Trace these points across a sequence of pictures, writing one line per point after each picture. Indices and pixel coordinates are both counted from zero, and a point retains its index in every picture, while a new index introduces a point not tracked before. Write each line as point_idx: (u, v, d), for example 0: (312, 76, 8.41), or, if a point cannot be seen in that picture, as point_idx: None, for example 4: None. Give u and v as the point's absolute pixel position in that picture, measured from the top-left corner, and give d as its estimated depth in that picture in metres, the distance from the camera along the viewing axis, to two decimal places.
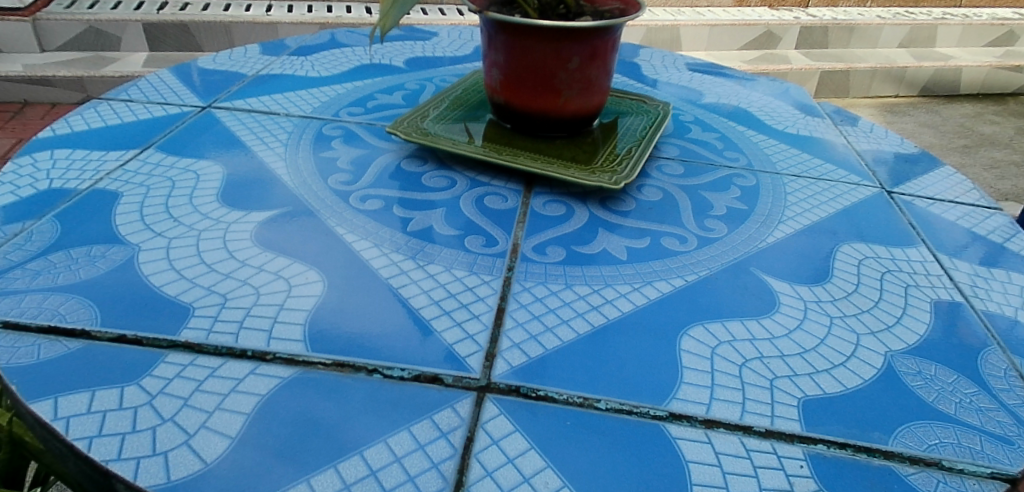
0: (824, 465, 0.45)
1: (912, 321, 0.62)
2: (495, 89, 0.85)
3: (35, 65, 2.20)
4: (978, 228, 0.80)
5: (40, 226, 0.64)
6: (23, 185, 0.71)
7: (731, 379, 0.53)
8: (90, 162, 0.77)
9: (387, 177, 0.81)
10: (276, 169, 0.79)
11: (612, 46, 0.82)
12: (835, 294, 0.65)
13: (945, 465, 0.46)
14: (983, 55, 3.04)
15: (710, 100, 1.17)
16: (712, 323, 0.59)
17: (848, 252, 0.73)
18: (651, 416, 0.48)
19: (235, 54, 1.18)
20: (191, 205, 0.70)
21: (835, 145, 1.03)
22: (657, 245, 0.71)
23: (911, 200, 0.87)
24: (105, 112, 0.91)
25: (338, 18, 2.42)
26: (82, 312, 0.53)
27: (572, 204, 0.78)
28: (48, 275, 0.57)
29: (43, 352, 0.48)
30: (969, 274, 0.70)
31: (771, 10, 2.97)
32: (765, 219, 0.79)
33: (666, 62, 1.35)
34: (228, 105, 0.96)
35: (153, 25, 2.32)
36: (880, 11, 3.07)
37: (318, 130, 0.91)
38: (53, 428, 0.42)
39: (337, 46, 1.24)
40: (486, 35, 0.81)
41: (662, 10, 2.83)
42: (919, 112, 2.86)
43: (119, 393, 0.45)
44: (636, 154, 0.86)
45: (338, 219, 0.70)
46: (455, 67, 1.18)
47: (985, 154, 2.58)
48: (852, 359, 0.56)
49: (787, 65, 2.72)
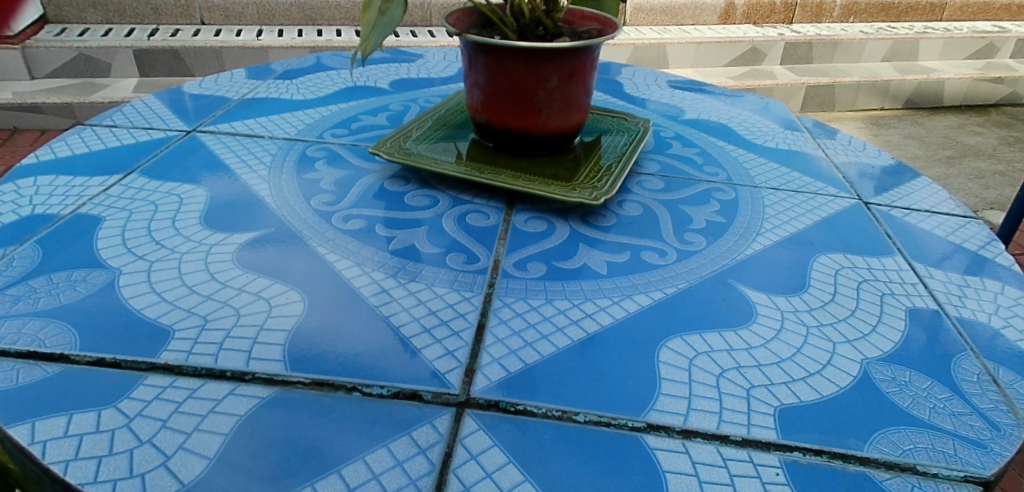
0: (800, 472, 0.46)
1: (887, 329, 0.63)
2: (477, 108, 0.87)
3: (25, 92, 2.22)
4: (954, 237, 0.82)
5: (22, 252, 0.64)
6: (6, 211, 0.71)
7: (708, 389, 0.53)
8: (74, 187, 0.78)
9: (370, 196, 0.82)
10: (260, 192, 0.80)
11: (591, 66, 0.83)
12: (812, 303, 0.66)
13: (919, 470, 0.46)
14: (963, 68, 3.10)
15: (691, 116, 1.19)
16: (690, 335, 0.60)
17: (824, 262, 0.74)
18: (629, 427, 0.49)
19: (221, 78, 1.19)
20: (174, 229, 0.71)
21: (813, 158, 1.05)
22: (636, 259, 0.72)
23: (888, 210, 0.88)
24: (90, 138, 0.91)
25: (327, 42, 2.45)
26: (63, 337, 0.53)
27: (553, 220, 0.79)
28: (28, 300, 0.57)
29: (22, 377, 0.48)
30: (944, 283, 0.72)
31: (755, 27, 3.02)
32: (744, 231, 0.80)
33: (648, 80, 1.38)
34: (213, 129, 0.97)
35: (144, 52, 2.33)
36: (862, 26, 3.12)
37: (302, 152, 0.92)
38: (29, 452, 0.42)
39: (323, 69, 1.26)
40: (466, 56, 0.83)
41: (647, 29, 2.88)
42: (903, 125, 2.90)
43: (97, 416, 0.45)
44: (617, 170, 0.87)
45: (321, 239, 0.71)
46: (439, 88, 1.20)
47: (969, 165, 2.62)
48: (828, 368, 0.57)
49: (771, 81, 2.77)
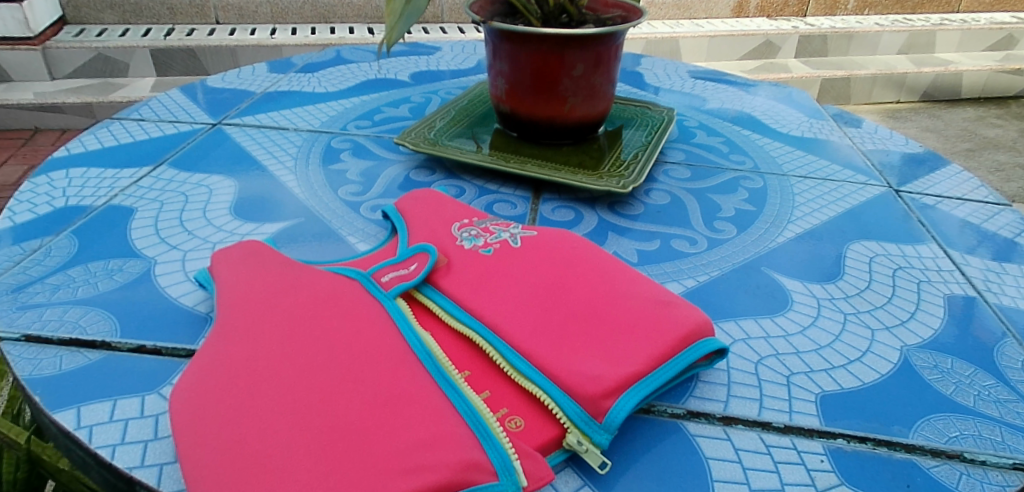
0: (845, 460, 0.45)
1: (926, 316, 0.62)
2: (501, 98, 0.86)
3: (44, 92, 2.25)
4: (988, 224, 0.80)
5: (58, 242, 0.65)
6: (40, 203, 0.72)
7: (748, 376, 0.53)
8: (105, 179, 0.78)
9: (397, 187, 0.82)
10: (288, 183, 0.80)
11: (616, 53, 0.82)
12: (848, 291, 0.65)
13: (968, 457, 0.45)
14: (984, 59, 3.04)
15: (713, 106, 1.18)
16: (726, 322, 0.59)
17: (858, 250, 0.73)
18: (669, 414, 0.48)
19: (243, 72, 1.19)
20: (205, 219, 0.71)
21: (839, 147, 1.03)
22: (667, 247, 0.71)
23: (919, 198, 0.87)
24: (117, 132, 0.92)
25: (341, 40, 2.45)
26: (103, 323, 0.53)
27: (580, 209, 0.79)
28: (67, 289, 0.58)
29: (65, 364, 0.49)
30: (981, 269, 0.70)
31: (769, 20, 2.98)
32: (774, 219, 0.79)
33: (668, 71, 1.36)
34: (238, 122, 0.98)
35: (160, 51, 2.35)
36: (878, 18, 3.08)
37: (327, 144, 0.92)
38: (76, 437, 0.43)
39: (343, 62, 1.26)
40: (491, 45, 0.82)
41: (660, 23, 2.86)
42: (921, 118, 2.86)
43: (141, 402, 0.46)
44: (642, 159, 0.86)
45: (350, 228, 0.71)
46: (459, 80, 1.20)
47: (990, 158, 2.58)
48: (868, 355, 0.56)
49: (787, 74, 2.74)
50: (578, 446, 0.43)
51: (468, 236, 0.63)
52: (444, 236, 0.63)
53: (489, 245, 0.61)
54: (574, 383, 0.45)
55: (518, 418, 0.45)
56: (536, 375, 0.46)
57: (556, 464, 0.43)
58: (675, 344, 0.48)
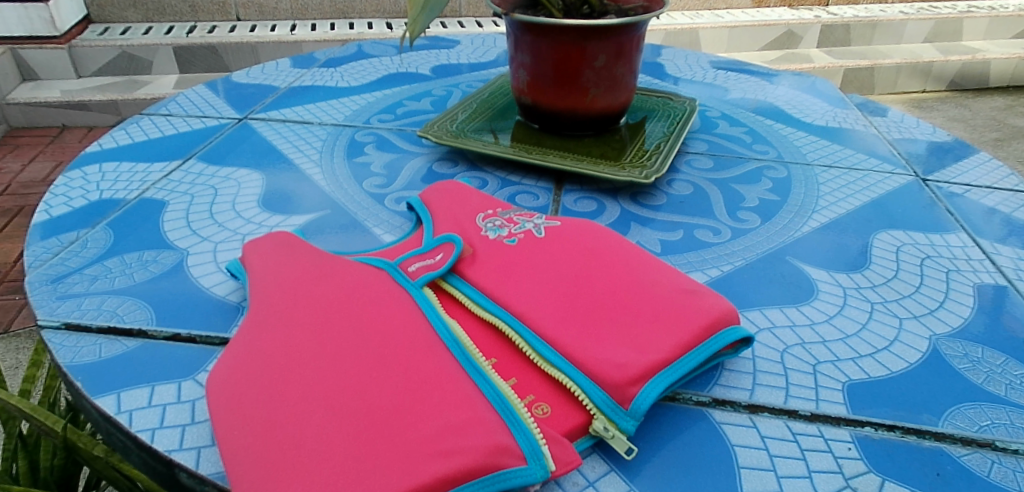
0: (873, 448, 0.45)
1: (955, 305, 0.61)
2: (523, 90, 0.86)
3: (72, 90, 2.30)
4: (1017, 213, 0.79)
5: (93, 234, 0.67)
6: (75, 196, 0.74)
7: (773, 365, 0.53)
8: (136, 174, 0.80)
9: (420, 179, 0.82)
10: (314, 176, 0.82)
11: (639, 43, 0.82)
12: (875, 280, 0.65)
13: (999, 446, 0.45)
14: (1013, 47, 2.95)
15: (735, 96, 1.17)
16: (751, 311, 0.59)
17: (884, 239, 0.72)
18: (694, 402, 0.48)
19: (267, 68, 1.21)
20: (234, 211, 0.73)
21: (865, 136, 1.02)
22: (690, 238, 0.71)
23: (947, 187, 0.85)
24: (147, 127, 0.94)
25: (360, 35, 2.47)
26: (139, 312, 0.55)
27: (603, 200, 0.79)
28: (104, 280, 0.60)
29: (105, 351, 0.50)
30: (1012, 259, 0.69)
31: (791, 9, 2.93)
32: (799, 209, 0.78)
33: (690, 62, 1.35)
34: (263, 116, 0.99)
35: (183, 48, 2.38)
36: (903, 6, 3.01)
37: (351, 137, 0.93)
38: (116, 421, 0.44)
39: (364, 56, 1.27)
40: (512, 37, 0.83)
41: (678, 14, 2.83)
42: (948, 107, 2.80)
43: (177, 388, 0.47)
44: (665, 149, 0.86)
45: (375, 220, 0.72)
46: (479, 73, 1.20)
47: (1018, 148, 2.51)
48: (896, 344, 0.55)
49: (808, 64, 2.70)
50: (605, 432, 0.43)
51: (493, 227, 0.64)
52: (470, 227, 0.64)
53: (514, 235, 0.62)
54: (599, 370, 0.45)
55: (544, 404, 0.45)
56: (562, 363, 0.47)
57: (583, 450, 0.44)
58: (699, 332, 0.48)
